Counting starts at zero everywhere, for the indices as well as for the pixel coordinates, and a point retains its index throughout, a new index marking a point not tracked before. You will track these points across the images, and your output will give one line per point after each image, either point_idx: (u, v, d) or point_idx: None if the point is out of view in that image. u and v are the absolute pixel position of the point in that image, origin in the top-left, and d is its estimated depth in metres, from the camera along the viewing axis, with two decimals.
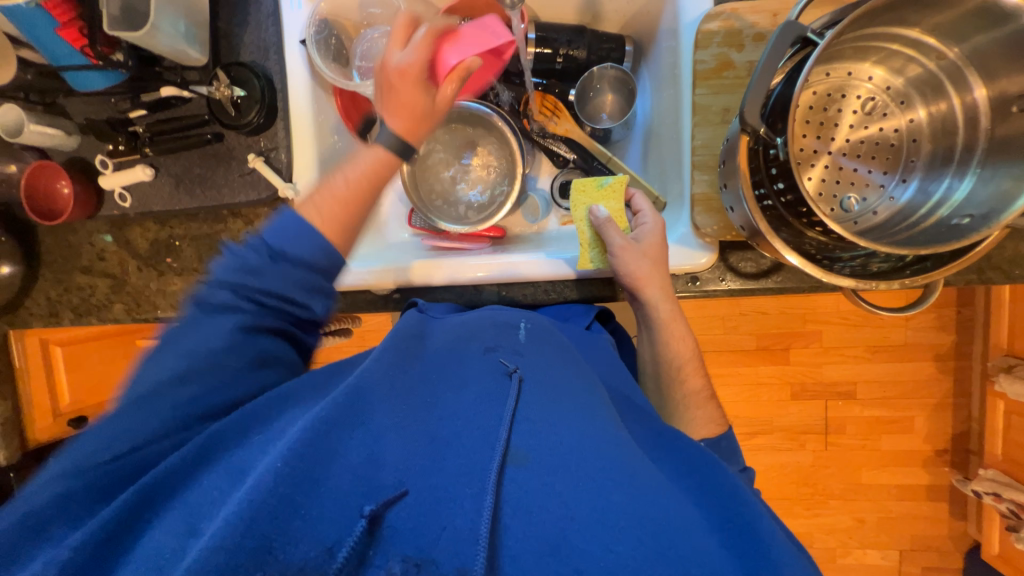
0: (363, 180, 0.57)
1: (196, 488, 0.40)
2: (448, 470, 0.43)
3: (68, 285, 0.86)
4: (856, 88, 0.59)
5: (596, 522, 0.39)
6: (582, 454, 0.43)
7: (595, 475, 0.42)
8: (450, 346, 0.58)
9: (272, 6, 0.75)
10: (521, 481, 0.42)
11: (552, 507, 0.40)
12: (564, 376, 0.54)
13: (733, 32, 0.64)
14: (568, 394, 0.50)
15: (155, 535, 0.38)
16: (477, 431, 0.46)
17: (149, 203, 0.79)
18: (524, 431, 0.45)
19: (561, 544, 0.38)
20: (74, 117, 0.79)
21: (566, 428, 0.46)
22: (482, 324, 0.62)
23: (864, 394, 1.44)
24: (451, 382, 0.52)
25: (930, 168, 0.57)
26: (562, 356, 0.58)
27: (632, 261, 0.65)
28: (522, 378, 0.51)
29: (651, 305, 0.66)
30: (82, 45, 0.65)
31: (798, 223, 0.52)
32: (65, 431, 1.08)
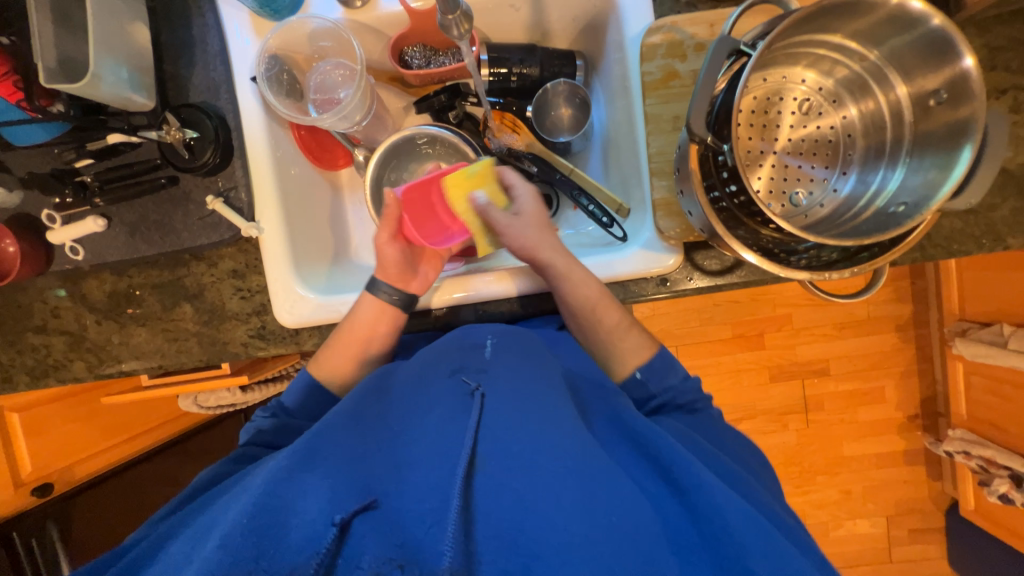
0: (356, 325, 0.71)
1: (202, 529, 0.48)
2: (415, 487, 0.49)
3: (21, 347, 0.81)
4: (792, 90, 0.62)
5: (548, 515, 0.45)
6: (538, 455, 0.49)
7: (548, 474, 0.47)
8: (417, 370, 0.63)
9: (218, 45, 0.74)
10: (482, 484, 0.48)
11: (510, 504, 0.46)
12: (528, 379, 0.59)
13: (675, 44, 0.68)
14: (528, 397, 0.55)
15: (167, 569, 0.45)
16: (440, 447, 0.51)
17: (104, 254, 0.76)
18: (486, 441, 0.50)
19: (520, 535, 0.45)
20: (13, 171, 0.75)
21: (521, 430, 0.51)
22: (447, 346, 0.66)
23: (837, 370, 1.50)
24: (417, 404, 0.58)
25: (867, 160, 0.60)
26: (528, 360, 0.61)
27: (514, 232, 0.70)
28: (484, 394, 0.56)
29: (546, 267, 0.70)
30: (18, 99, 0.63)
31: (752, 221, 0.54)
32: (30, 500, 1.03)
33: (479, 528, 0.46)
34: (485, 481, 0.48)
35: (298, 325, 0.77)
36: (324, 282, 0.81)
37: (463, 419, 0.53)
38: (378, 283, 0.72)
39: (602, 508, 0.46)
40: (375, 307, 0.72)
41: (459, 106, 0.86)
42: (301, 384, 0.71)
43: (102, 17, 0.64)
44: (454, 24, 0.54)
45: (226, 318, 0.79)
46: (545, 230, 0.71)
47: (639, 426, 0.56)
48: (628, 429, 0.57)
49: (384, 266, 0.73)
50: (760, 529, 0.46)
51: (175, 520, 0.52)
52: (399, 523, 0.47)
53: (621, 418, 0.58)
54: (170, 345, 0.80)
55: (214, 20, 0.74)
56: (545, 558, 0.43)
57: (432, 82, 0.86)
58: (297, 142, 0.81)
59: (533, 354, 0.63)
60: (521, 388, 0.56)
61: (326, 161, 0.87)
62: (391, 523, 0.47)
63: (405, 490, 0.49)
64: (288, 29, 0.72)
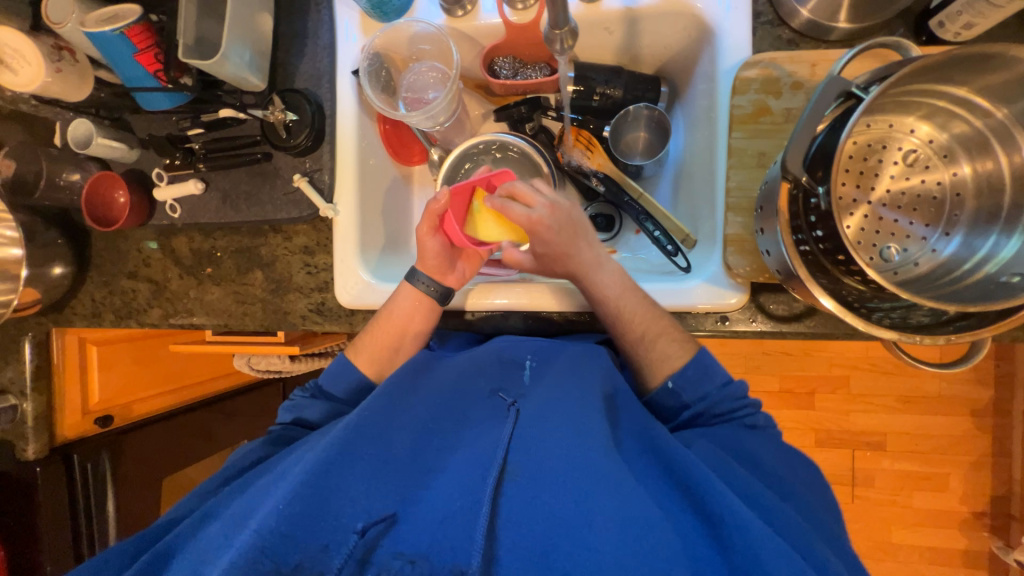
0: (396, 315, 0.73)
1: (245, 498, 0.54)
2: (440, 495, 0.52)
3: (113, 288, 0.90)
4: (899, 140, 0.59)
5: (574, 535, 0.47)
6: (566, 475, 0.50)
7: (575, 495, 0.49)
8: (453, 371, 0.66)
9: (328, 38, 0.80)
10: (510, 497, 0.50)
11: (539, 520, 0.48)
12: (562, 396, 0.59)
13: (771, 80, 0.66)
14: (559, 413, 0.56)
15: (207, 536, 0.50)
16: (470, 461, 0.54)
17: (197, 215, 0.83)
18: (517, 453, 0.53)
19: (548, 551, 0.47)
20: (136, 132, 0.84)
21: (547, 452, 0.53)
22: (484, 355, 0.68)
23: (895, 447, 1.37)
24: (450, 407, 0.61)
25: (976, 224, 0.56)
26: (565, 377, 0.62)
27: (555, 221, 0.66)
28: (519, 412, 0.58)
29: (581, 259, 0.68)
30: (156, 69, 0.71)
31: (836, 270, 0.51)
32: (92, 429, 1.08)
33: (504, 539, 0.48)
34: (512, 491, 0.51)
35: (356, 307, 0.80)
36: (384, 270, 0.85)
37: (497, 431, 0.56)
38: (418, 273, 0.72)
39: (628, 532, 0.46)
40: (413, 297, 0.73)
41: (538, 118, 0.88)
42: (336, 366, 0.73)
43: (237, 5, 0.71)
44: (559, 40, 0.55)
45: (291, 290, 0.84)
46: (582, 226, 0.69)
47: (666, 447, 0.54)
48: (658, 453, 0.55)
49: (425, 261, 0.72)
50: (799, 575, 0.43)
51: (213, 505, 0.55)
52: (429, 520, 0.50)
53: (652, 436, 0.56)
54: (237, 307, 0.86)
55: (329, 16, 0.80)
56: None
57: (514, 93, 0.88)
58: (381, 136, 0.86)
59: (572, 365, 0.64)
60: (553, 404, 0.58)
61: (403, 156, 0.89)
62: (424, 518, 0.51)
63: (437, 489, 0.53)
64: (394, 30, 0.76)
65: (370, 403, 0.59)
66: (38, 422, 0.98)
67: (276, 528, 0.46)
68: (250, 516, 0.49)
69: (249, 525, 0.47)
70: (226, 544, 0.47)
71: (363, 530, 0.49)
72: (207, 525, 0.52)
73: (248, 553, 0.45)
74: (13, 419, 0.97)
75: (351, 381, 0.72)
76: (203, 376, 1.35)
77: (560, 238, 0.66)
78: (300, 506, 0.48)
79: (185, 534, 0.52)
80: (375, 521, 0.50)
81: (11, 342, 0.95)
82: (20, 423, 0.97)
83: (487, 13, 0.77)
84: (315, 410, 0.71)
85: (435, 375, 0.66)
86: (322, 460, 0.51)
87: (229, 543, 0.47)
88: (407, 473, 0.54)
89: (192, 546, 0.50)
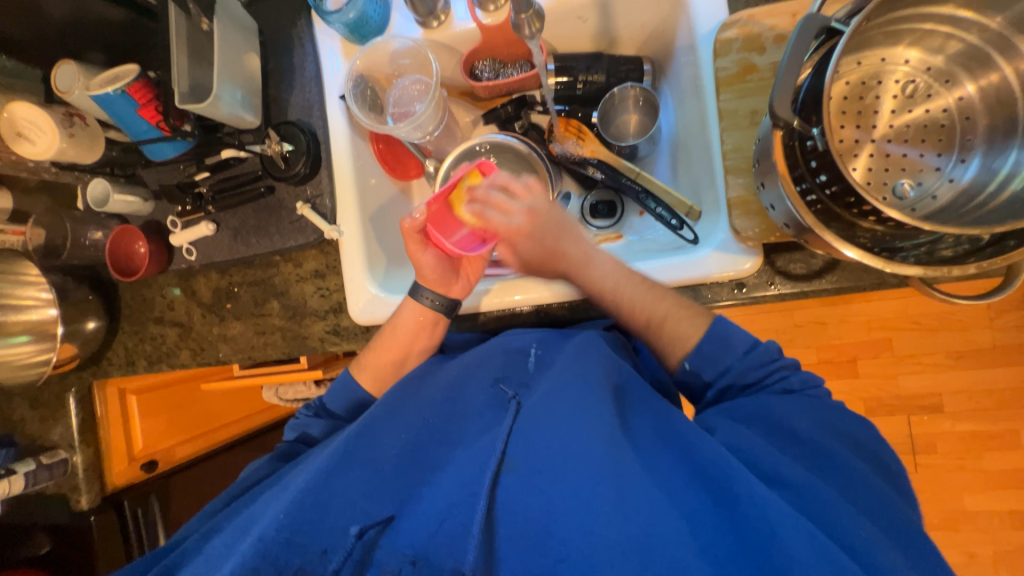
0: (406, 319, 0.73)
1: (252, 507, 0.56)
2: (438, 494, 0.52)
3: (142, 335, 0.94)
4: (893, 72, 0.57)
5: (572, 520, 0.46)
6: (566, 460, 0.49)
7: (573, 480, 0.48)
8: (454, 372, 0.66)
9: (314, 68, 0.82)
10: (512, 487, 0.50)
11: (536, 508, 0.48)
12: (568, 380, 0.57)
13: (752, 37, 0.65)
14: (563, 402, 0.55)
15: (214, 543, 0.53)
16: (471, 458, 0.53)
17: (212, 255, 0.86)
18: (517, 446, 0.52)
19: (541, 542, 0.46)
20: (149, 185, 0.88)
21: (552, 438, 0.51)
22: (488, 350, 0.67)
23: (953, 407, 1.29)
24: (451, 406, 0.61)
25: (992, 143, 0.53)
26: (570, 363, 0.60)
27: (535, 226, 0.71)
28: (519, 403, 0.58)
29: (571, 256, 0.71)
30: (158, 120, 0.74)
31: (848, 214, 0.49)
32: (140, 475, 1.13)
33: (501, 530, 0.48)
34: (509, 483, 0.50)
35: (369, 322, 0.81)
36: (392, 284, 0.86)
37: (498, 427, 0.55)
38: (421, 289, 0.73)
39: (629, 516, 0.44)
40: (417, 311, 0.73)
41: (525, 115, 0.88)
42: (341, 382, 0.75)
43: (224, 49, 0.74)
44: (525, 24, 0.65)
45: (307, 315, 0.86)
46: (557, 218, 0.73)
47: (682, 428, 0.53)
48: (674, 432, 0.53)
49: (422, 273, 0.74)
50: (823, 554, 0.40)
51: (211, 527, 0.57)
52: (425, 521, 0.50)
53: (666, 420, 0.55)
54: (259, 338, 0.88)
55: (311, 47, 0.83)
56: (570, 563, 0.44)
57: (500, 95, 0.89)
58: (375, 155, 0.88)
59: (577, 354, 0.61)
60: (557, 392, 0.56)
61: (400, 172, 0.91)
62: (421, 518, 0.51)
63: (436, 489, 0.52)
64: (373, 50, 0.79)
65: (373, 414, 0.61)
66: (88, 471, 1.00)
67: (277, 536, 0.47)
68: (252, 526, 0.51)
69: (253, 533, 0.49)
70: (230, 550, 0.49)
71: (361, 532, 0.50)
72: (212, 540, 0.54)
73: (251, 558, 0.46)
74: (64, 472, 0.99)
75: (351, 400, 0.74)
76: (238, 414, 1.39)
77: (544, 245, 0.72)
78: (301, 512, 0.49)
79: (189, 553, 0.54)
80: (373, 524, 0.51)
81: (54, 402, 0.99)
82: (73, 475, 1.00)
83: (461, 20, 0.78)
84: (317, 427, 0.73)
85: (439, 377, 0.66)
86: (326, 469, 0.53)
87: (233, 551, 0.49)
88: (407, 474, 0.55)
89: (193, 564, 0.51)
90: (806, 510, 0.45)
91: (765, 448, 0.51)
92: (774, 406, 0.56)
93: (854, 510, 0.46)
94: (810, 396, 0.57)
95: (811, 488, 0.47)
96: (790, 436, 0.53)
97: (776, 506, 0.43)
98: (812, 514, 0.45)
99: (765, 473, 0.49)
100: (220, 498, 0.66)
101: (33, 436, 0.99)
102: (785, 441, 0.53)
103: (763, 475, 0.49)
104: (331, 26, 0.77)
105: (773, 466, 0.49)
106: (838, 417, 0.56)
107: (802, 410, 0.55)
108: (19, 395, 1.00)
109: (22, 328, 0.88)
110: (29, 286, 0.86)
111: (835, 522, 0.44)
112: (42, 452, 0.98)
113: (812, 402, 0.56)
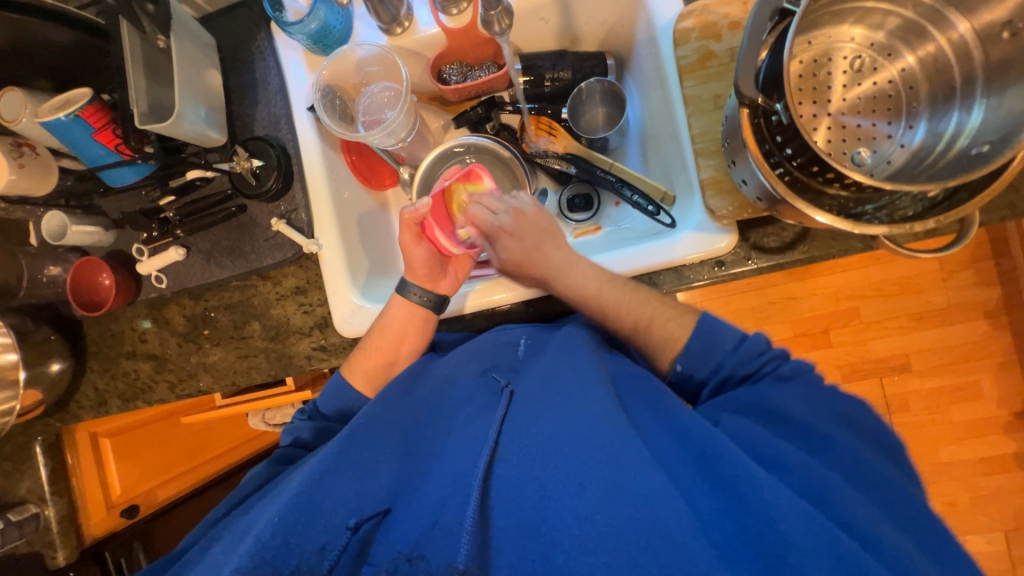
0: (400, 326, 0.72)
1: (242, 518, 0.54)
2: (432, 489, 0.51)
3: (114, 372, 0.89)
4: (842, 49, 0.61)
5: (565, 502, 0.45)
6: (558, 444, 0.49)
7: (568, 463, 0.47)
8: (446, 368, 0.65)
9: (278, 82, 0.81)
10: (507, 473, 0.49)
11: (532, 492, 0.47)
12: (560, 365, 0.58)
13: (709, 25, 0.68)
14: (556, 389, 0.55)
15: (206, 555, 0.51)
16: (469, 448, 0.53)
17: (184, 281, 0.82)
18: (510, 433, 0.52)
19: (539, 524, 0.45)
20: (109, 214, 0.83)
21: (547, 419, 0.51)
22: (485, 342, 0.68)
23: (919, 365, 1.36)
24: (443, 402, 0.61)
25: (936, 108, 0.57)
26: (560, 350, 0.61)
27: (519, 226, 0.71)
28: (513, 391, 0.58)
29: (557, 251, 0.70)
30: (117, 144, 0.72)
31: (816, 182, 0.53)
32: (120, 522, 1.09)
33: (497, 514, 0.48)
34: (502, 471, 0.50)
35: (357, 334, 0.80)
36: (376, 294, 0.85)
37: (491, 414, 0.56)
38: (409, 285, 0.73)
39: (625, 492, 0.44)
40: (406, 308, 0.73)
41: (496, 116, 0.89)
42: (333, 391, 0.73)
43: (183, 65, 0.72)
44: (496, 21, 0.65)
45: (291, 333, 0.83)
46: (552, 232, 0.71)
47: (673, 414, 0.53)
48: (665, 417, 0.54)
49: (410, 267, 0.74)
50: (815, 527, 0.40)
51: (207, 539, 0.56)
52: (419, 517, 0.50)
53: (655, 406, 0.55)
54: (242, 362, 0.85)
55: (274, 61, 0.81)
56: (566, 547, 0.43)
57: (469, 98, 0.90)
58: (349, 167, 0.87)
59: (567, 345, 0.61)
60: (550, 381, 0.56)
61: (375, 182, 0.91)
62: (417, 511, 0.50)
63: (432, 480, 0.52)
64: (339, 59, 0.78)
65: (366, 412, 0.60)
66: (63, 523, 0.93)
67: (275, 539, 0.46)
68: (244, 533, 0.49)
69: (245, 539, 0.47)
70: (222, 556, 0.48)
71: (357, 525, 0.49)
72: (211, 549, 0.52)
73: (248, 559, 0.45)
74: (37, 528, 0.91)
75: (342, 405, 0.72)
76: (220, 448, 1.31)
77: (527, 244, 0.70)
78: (295, 515, 0.47)
79: (191, 560, 0.53)
80: (368, 516, 0.50)
81: (19, 454, 0.91)
82: (47, 529, 0.92)
83: (425, 25, 0.79)
84: (301, 427, 0.70)
85: (433, 376, 0.67)
86: (320, 469, 0.52)
87: (224, 556, 0.48)
88: (401, 470, 0.54)
89: (194, 569, 0.49)
90: (805, 491, 0.46)
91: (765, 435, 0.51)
92: (773, 392, 0.55)
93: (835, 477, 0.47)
94: (804, 380, 0.56)
95: (803, 467, 0.47)
96: (785, 418, 0.54)
97: (771, 483, 0.44)
98: (806, 492, 0.46)
99: (760, 455, 0.49)
100: (213, 513, 0.64)
101: None
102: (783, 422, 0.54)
103: (760, 458, 0.49)
104: (294, 37, 0.76)
105: (772, 450, 0.49)
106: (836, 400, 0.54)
107: (801, 393, 0.55)
108: None
109: None
110: None
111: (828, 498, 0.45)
112: (9, 508, 0.90)
113: (810, 384, 0.55)
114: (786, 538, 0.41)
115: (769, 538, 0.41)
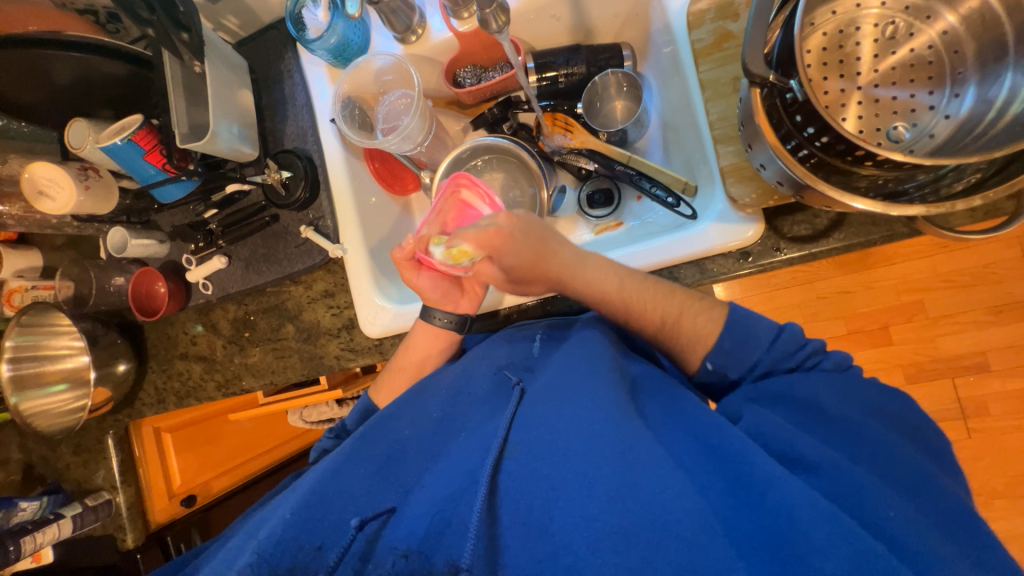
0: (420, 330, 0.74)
1: (261, 516, 0.57)
2: (440, 487, 0.51)
3: (170, 372, 0.97)
4: (866, 18, 0.57)
5: (572, 502, 0.44)
6: (567, 445, 0.47)
7: (574, 463, 0.46)
8: (461, 366, 0.66)
9: (304, 96, 0.86)
10: (514, 471, 0.49)
11: (537, 493, 0.46)
12: (572, 362, 0.57)
13: (724, 5, 0.65)
14: (568, 387, 0.53)
15: (226, 550, 0.54)
16: (482, 444, 0.53)
17: (227, 286, 0.89)
18: (519, 432, 0.51)
19: (544, 525, 0.44)
20: (163, 228, 0.92)
21: (558, 417, 0.50)
22: (500, 342, 0.67)
23: (999, 364, 1.21)
24: (457, 400, 0.61)
25: (985, 71, 0.52)
26: (574, 349, 0.60)
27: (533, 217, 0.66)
28: (524, 389, 0.57)
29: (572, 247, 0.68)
30: (164, 163, 0.79)
31: (843, 162, 0.49)
32: (179, 510, 1.20)
33: (503, 514, 0.47)
34: (511, 470, 0.49)
35: (383, 335, 0.83)
36: (400, 294, 0.87)
37: (501, 413, 0.55)
38: (431, 309, 0.73)
39: (636, 491, 0.42)
40: (430, 332, 0.74)
41: (512, 116, 0.90)
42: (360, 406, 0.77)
43: (218, 86, 0.77)
44: (492, 18, 0.63)
45: (321, 335, 0.87)
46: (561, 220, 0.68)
47: (690, 412, 0.51)
48: (683, 414, 0.51)
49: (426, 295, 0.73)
50: (842, 533, 0.37)
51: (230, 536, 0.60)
52: (421, 512, 0.50)
53: (671, 406, 0.53)
54: (278, 361, 0.90)
55: (300, 77, 0.86)
56: (571, 548, 0.42)
57: (486, 100, 0.91)
58: (372, 174, 0.90)
59: (580, 345, 0.60)
60: (562, 378, 0.55)
61: (398, 187, 0.93)
62: (419, 510, 0.50)
63: (439, 476, 0.53)
64: (358, 70, 0.81)
65: (384, 413, 0.62)
66: (131, 509, 1.02)
67: (283, 538, 0.49)
68: (259, 529, 0.53)
69: (262, 534, 0.51)
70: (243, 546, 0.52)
71: (360, 524, 0.50)
72: (228, 545, 0.56)
73: (254, 559, 0.48)
74: (110, 513, 1.01)
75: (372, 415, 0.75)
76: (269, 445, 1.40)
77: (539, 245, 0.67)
78: (307, 511, 0.51)
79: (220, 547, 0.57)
80: (374, 515, 0.52)
81: (95, 446, 1.02)
82: (118, 515, 1.02)
83: (438, 31, 0.81)
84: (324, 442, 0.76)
85: (449, 375, 0.66)
86: (336, 468, 0.56)
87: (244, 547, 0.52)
88: (416, 465, 0.56)
89: (214, 559, 0.54)
90: (843, 498, 0.42)
91: (791, 429, 0.47)
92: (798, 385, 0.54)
93: (871, 477, 0.43)
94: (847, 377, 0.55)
95: (838, 468, 0.43)
96: (818, 413, 0.50)
97: (792, 482, 0.41)
98: (839, 497, 0.42)
99: (785, 453, 0.46)
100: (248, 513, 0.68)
101: (77, 480, 1.02)
102: (810, 417, 0.50)
103: (778, 455, 0.46)
104: (316, 53, 0.81)
105: (798, 447, 0.46)
106: (871, 396, 0.52)
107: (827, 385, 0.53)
108: (62, 442, 1.03)
109: (61, 376, 0.94)
110: (62, 336, 0.93)
111: (868, 504, 0.41)
112: (87, 495, 1.01)
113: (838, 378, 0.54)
114: (807, 536, 0.37)
115: (786, 533, 0.38)
